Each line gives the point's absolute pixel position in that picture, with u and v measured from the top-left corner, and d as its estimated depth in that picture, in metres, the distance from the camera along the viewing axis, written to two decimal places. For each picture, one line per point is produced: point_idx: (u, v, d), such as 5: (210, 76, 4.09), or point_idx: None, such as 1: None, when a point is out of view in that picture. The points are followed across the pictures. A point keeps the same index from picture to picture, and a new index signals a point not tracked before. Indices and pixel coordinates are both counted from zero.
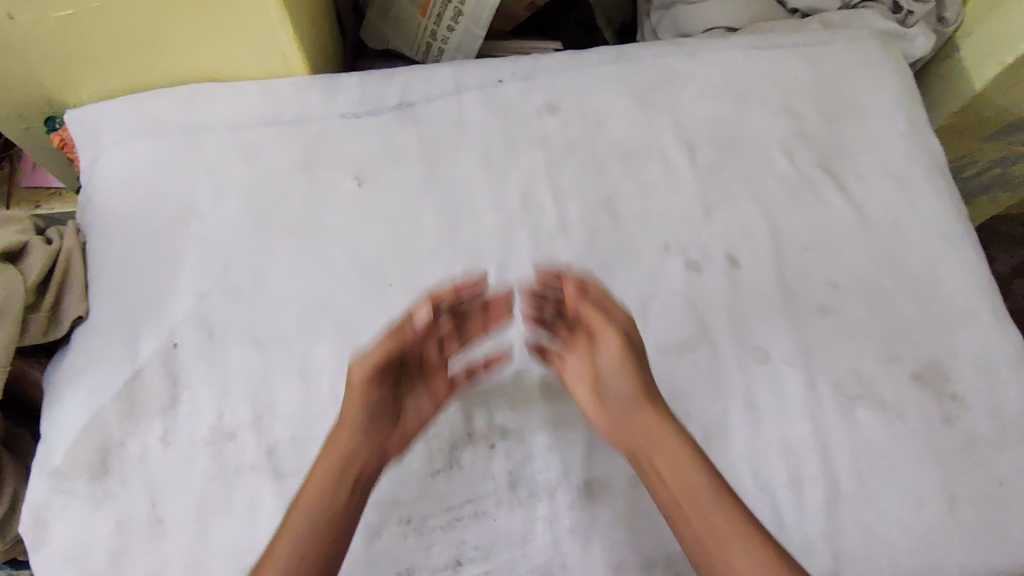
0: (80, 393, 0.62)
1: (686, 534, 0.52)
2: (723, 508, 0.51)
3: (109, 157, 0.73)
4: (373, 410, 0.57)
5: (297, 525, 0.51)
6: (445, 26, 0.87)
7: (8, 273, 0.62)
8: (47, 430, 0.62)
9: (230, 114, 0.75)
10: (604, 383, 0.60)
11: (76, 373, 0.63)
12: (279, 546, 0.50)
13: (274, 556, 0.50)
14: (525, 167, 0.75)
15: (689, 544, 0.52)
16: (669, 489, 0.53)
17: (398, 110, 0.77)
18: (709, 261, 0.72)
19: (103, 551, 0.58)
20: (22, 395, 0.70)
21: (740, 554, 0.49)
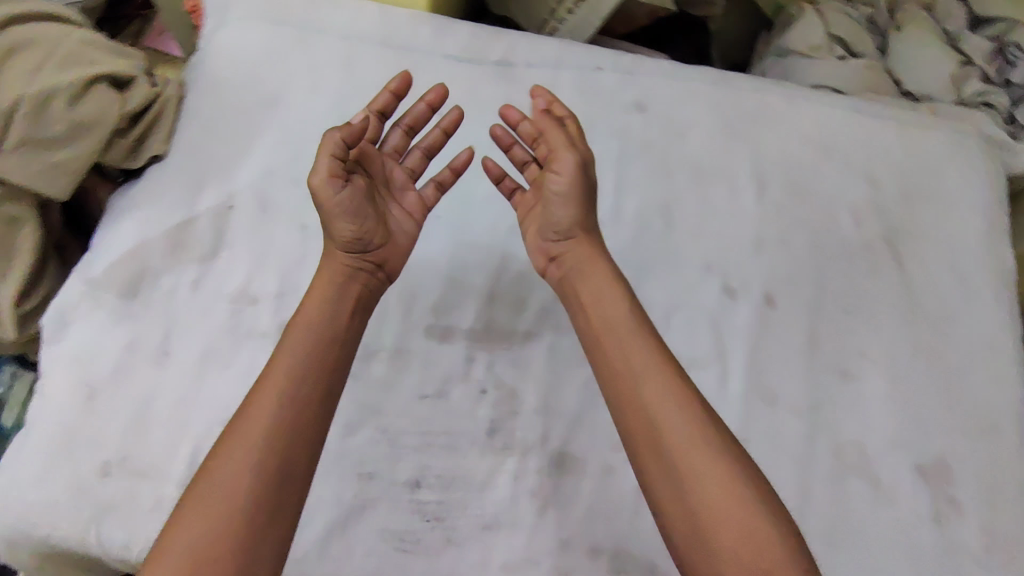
0: (135, 220, 0.67)
1: (656, 458, 0.52)
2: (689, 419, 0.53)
3: (229, 31, 0.78)
4: (348, 274, 0.59)
5: (259, 414, 0.51)
6: (565, 8, 0.89)
7: (107, 99, 0.66)
8: (98, 244, 0.67)
9: (346, 24, 0.79)
10: (546, 203, 0.63)
11: (139, 202, 0.68)
12: (242, 438, 0.50)
13: (231, 448, 0.50)
14: (597, 150, 0.75)
15: (659, 470, 0.52)
16: (646, 406, 0.54)
17: (496, 66, 0.79)
18: (746, 293, 0.71)
19: (105, 363, 0.61)
20: (86, 211, 0.76)
21: (716, 466, 0.50)
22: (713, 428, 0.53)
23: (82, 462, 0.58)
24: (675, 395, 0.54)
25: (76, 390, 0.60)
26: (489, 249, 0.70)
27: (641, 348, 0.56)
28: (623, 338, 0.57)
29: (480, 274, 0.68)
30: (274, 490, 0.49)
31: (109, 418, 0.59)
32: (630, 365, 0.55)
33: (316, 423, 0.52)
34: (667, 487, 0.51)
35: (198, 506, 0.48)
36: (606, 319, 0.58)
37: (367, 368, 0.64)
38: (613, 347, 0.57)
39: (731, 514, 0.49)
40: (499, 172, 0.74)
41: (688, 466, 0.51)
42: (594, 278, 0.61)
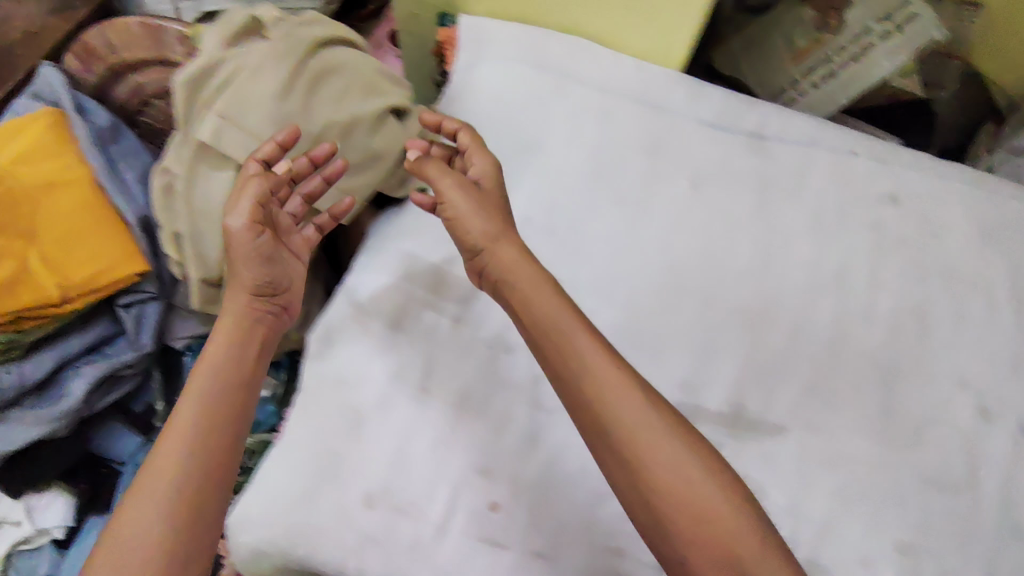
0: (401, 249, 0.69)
1: (625, 469, 0.48)
2: (619, 387, 0.50)
3: (488, 69, 0.79)
4: (256, 317, 0.57)
5: (167, 439, 0.49)
6: (810, 82, 0.87)
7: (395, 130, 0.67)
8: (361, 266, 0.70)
9: (603, 76, 0.80)
10: (457, 222, 0.60)
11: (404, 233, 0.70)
12: (158, 475, 0.47)
13: (145, 485, 0.47)
14: (852, 241, 0.73)
15: (632, 489, 0.48)
16: (565, 369, 0.52)
17: (749, 136, 0.78)
18: (1002, 416, 0.68)
19: (369, 392, 0.63)
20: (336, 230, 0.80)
21: (672, 469, 0.47)
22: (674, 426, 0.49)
23: (347, 489, 0.59)
24: (596, 362, 0.51)
25: (342, 415, 0.62)
26: (739, 331, 0.68)
27: (607, 363, 0.51)
28: (589, 354, 0.52)
29: (731, 357, 0.67)
30: (202, 485, 0.48)
31: (373, 449, 0.60)
32: (574, 358, 0.52)
33: (224, 385, 0.53)
34: (648, 515, 0.47)
35: (113, 546, 0.44)
36: (544, 318, 0.54)
37: None
38: (550, 346, 0.53)
39: (697, 535, 0.46)
40: (752, 248, 0.72)
41: (648, 456, 0.48)
42: (530, 277, 0.56)
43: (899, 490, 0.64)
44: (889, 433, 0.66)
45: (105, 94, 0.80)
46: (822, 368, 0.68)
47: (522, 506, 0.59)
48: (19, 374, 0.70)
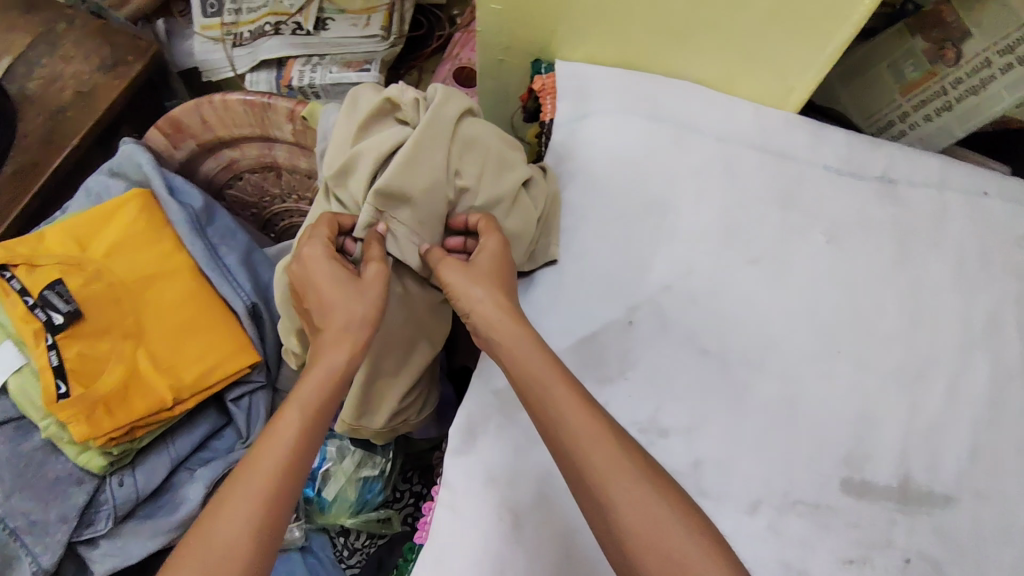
0: None
1: (598, 515, 0.49)
2: (607, 451, 0.49)
3: (600, 124, 0.76)
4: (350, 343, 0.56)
5: (271, 447, 0.50)
6: (922, 114, 0.84)
7: (525, 211, 0.65)
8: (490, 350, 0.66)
9: (721, 124, 0.76)
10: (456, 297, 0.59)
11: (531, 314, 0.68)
12: (248, 473, 0.49)
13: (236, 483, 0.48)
14: (997, 290, 0.70)
15: (614, 549, 0.48)
16: (558, 427, 0.51)
17: (879, 181, 0.74)
18: None
19: (526, 489, 0.60)
20: None
21: (648, 533, 0.46)
22: (627, 464, 0.49)
23: None
24: (587, 428, 0.50)
25: (500, 517, 0.58)
26: (898, 396, 0.65)
27: (591, 418, 0.51)
28: (563, 407, 0.52)
29: (891, 424, 0.64)
30: (269, 514, 0.47)
31: (537, 553, 0.57)
32: (552, 407, 0.52)
33: (318, 422, 0.53)
34: (620, 560, 0.47)
35: (200, 545, 0.46)
36: (526, 372, 0.54)
37: (787, 521, 0.60)
38: (534, 399, 0.53)
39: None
40: (898, 303, 0.68)
41: (605, 487, 0.48)
42: (495, 325, 0.57)
43: None
44: None
45: (194, 169, 0.82)
46: (986, 431, 0.65)
47: None
48: (134, 485, 0.69)
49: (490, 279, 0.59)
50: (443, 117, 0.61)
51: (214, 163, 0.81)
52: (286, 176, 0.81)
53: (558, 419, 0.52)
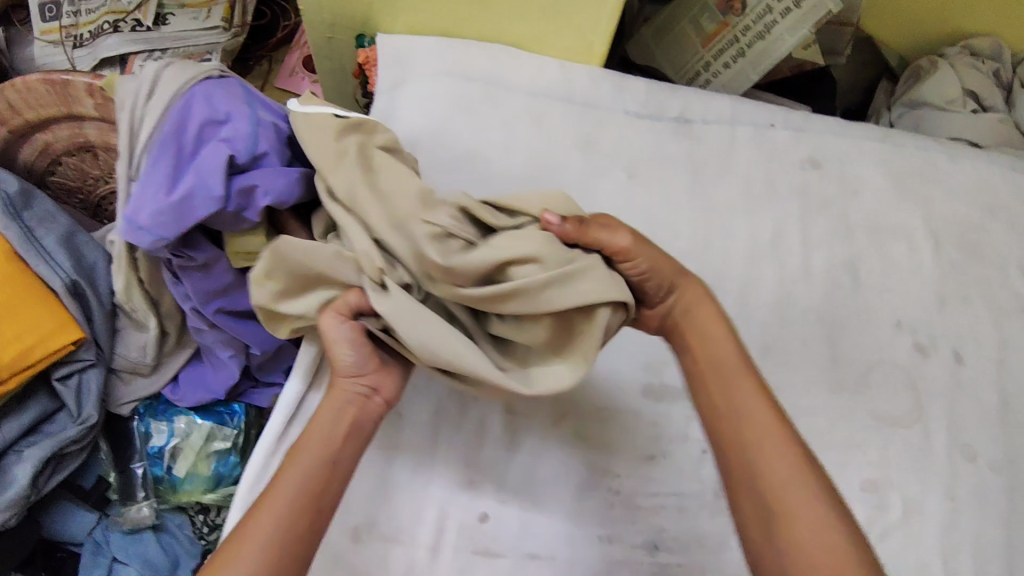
0: None
1: (748, 485, 0.50)
2: (795, 467, 0.49)
3: (415, 85, 0.79)
4: (345, 399, 0.54)
5: (276, 502, 0.48)
6: (722, 62, 0.91)
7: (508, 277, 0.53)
8: None
9: (529, 79, 0.81)
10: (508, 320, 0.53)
11: None
12: (247, 531, 0.46)
13: (236, 541, 0.46)
14: (782, 209, 0.78)
15: (753, 513, 0.49)
16: (752, 439, 0.51)
17: (676, 122, 0.81)
18: (937, 350, 0.73)
19: None
20: None
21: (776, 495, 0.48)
22: (773, 433, 0.50)
23: (331, 527, 0.57)
24: (784, 442, 0.50)
25: None
26: None
27: (768, 411, 0.52)
28: (735, 393, 0.53)
29: None
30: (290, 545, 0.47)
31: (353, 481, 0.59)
32: (743, 420, 0.52)
33: (320, 475, 0.50)
34: (753, 519, 0.49)
35: None
36: (715, 359, 0.54)
37: (593, 427, 0.64)
38: (719, 393, 0.53)
39: (806, 543, 0.46)
40: (692, 229, 0.75)
41: (791, 510, 0.48)
42: (695, 326, 0.56)
43: (859, 434, 0.68)
44: (842, 381, 0.70)
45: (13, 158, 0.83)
46: (773, 332, 0.71)
47: (509, 512, 0.60)
48: None
49: (733, 338, 0.55)
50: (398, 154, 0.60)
51: (30, 150, 0.82)
52: (101, 154, 0.83)
53: (742, 435, 0.51)
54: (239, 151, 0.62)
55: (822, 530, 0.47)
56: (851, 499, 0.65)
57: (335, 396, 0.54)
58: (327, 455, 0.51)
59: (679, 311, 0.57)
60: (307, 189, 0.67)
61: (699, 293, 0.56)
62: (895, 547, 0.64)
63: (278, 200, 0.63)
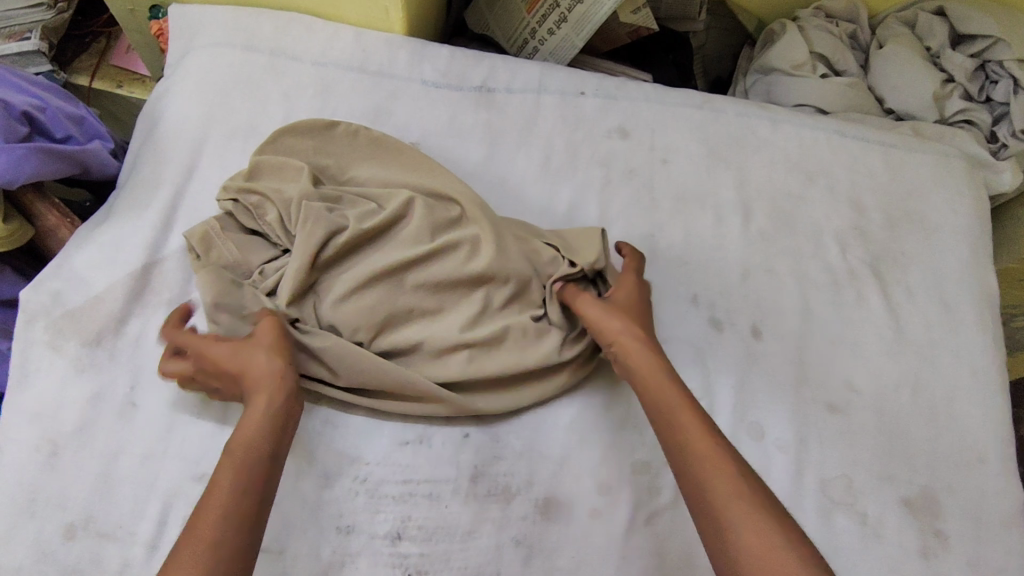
0: (85, 259, 0.64)
1: (693, 499, 0.48)
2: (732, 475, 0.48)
3: (198, 57, 0.75)
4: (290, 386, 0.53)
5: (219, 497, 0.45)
6: (547, 28, 0.87)
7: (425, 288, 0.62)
8: (42, 278, 0.63)
9: (320, 49, 0.77)
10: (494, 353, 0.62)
11: (91, 236, 0.65)
12: (198, 530, 0.44)
13: (186, 544, 0.43)
14: (581, 181, 0.75)
15: (709, 529, 0.47)
16: (688, 454, 0.50)
17: (477, 91, 0.77)
18: (732, 325, 0.70)
19: (72, 415, 0.58)
20: (39, 244, 0.70)
21: (722, 501, 0.47)
22: (717, 449, 0.49)
23: (45, 524, 0.55)
24: (715, 454, 0.49)
25: (37, 448, 0.57)
26: None
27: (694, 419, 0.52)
28: (674, 415, 0.52)
29: None
30: (238, 543, 0.44)
31: (73, 476, 0.56)
32: (676, 436, 0.51)
33: (259, 460, 0.48)
34: (711, 532, 0.46)
35: None
36: (655, 383, 0.55)
37: (346, 414, 0.62)
38: (660, 416, 0.53)
39: (751, 544, 0.44)
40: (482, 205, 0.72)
41: (731, 520, 0.46)
42: (641, 362, 0.57)
43: (637, 414, 0.65)
44: None
45: None
46: None
47: None
48: None
49: (668, 366, 0.56)
50: (312, 157, 0.69)
51: None
52: None
53: (680, 452, 0.50)
54: None
55: (763, 530, 0.44)
56: (622, 481, 0.62)
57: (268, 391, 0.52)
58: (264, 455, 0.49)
59: (620, 351, 0.58)
60: (46, 167, 0.64)
61: (631, 332, 0.58)
62: (662, 532, 0.60)
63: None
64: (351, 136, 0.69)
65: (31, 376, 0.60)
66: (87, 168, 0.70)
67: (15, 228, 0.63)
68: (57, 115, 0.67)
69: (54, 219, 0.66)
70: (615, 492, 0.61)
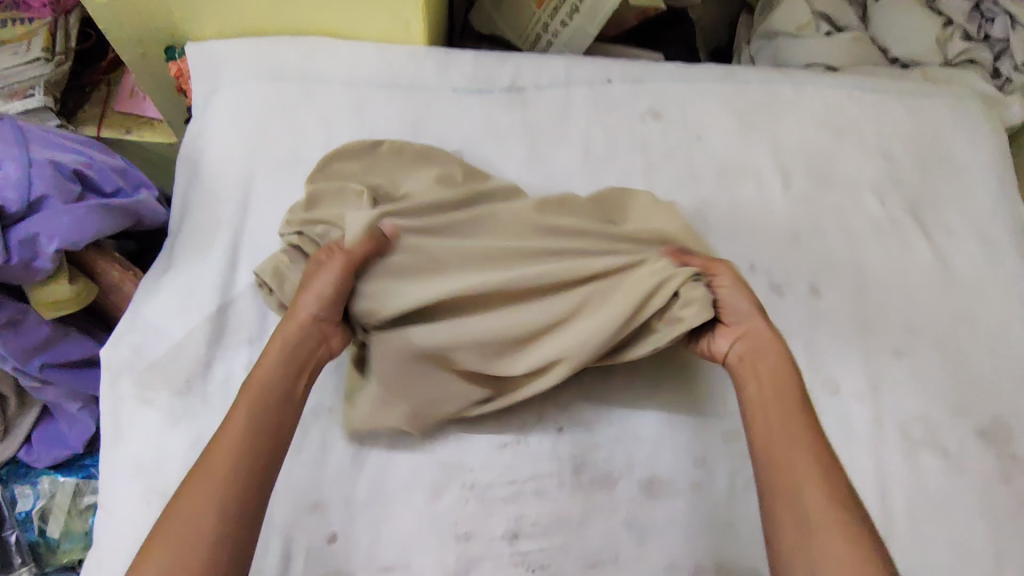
0: (157, 309, 0.64)
1: (786, 494, 0.50)
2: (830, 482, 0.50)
3: (229, 94, 0.75)
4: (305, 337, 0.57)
5: (227, 443, 0.50)
6: (559, 20, 0.88)
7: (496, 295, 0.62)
8: (118, 334, 0.63)
9: (348, 69, 0.77)
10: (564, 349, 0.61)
11: (157, 285, 0.65)
12: (206, 474, 0.48)
13: (193, 489, 0.48)
14: (623, 166, 0.76)
15: (792, 526, 0.49)
16: (790, 451, 0.52)
17: (507, 92, 0.78)
18: (792, 287, 0.72)
19: (175, 466, 0.58)
20: (100, 302, 0.70)
21: (817, 506, 0.49)
22: (822, 459, 0.51)
23: None
24: (820, 460, 0.51)
25: (148, 501, 0.57)
26: None
27: (801, 422, 0.54)
28: (788, 415, 0.54)
29: None
30: (230, 494, 0.48)
31: None
32: (786, 432, 0.53)
33: (266, 411, 0.53)
34: (792, 524, 0.49)
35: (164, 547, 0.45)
36: (775, 382, 0.56)
37: (441, 426, 0.63)
38: (775, 411, 0.55)
39: (836, 552, 0.46)
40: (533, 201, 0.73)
41: (824, 525, 0.48)
42: (771, 358, 0.58)
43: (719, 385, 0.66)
44: None
45: None
46: None
47: (358, 528, 0.58)
48: None
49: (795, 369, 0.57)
50: (363, 177, 0.69)
51: None
52: None
53: (779, 449, 0.52)
54: (9, 199, 0.58)
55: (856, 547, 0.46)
56: (716, 451, 0.64)
57: (285, 332, 0.57)
58: (277, 397, 0.54)
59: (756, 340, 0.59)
60: (104, 223, 0.63)
61: (765, 327, 0.60)
62: None
63: (65, 241, 0.60)
64: (395, 151, 0.70)
65: (128, 433, 0.60)
66: (139, 219, 0.69)
67: (81, 288, 0.63)
68: (104, 169, 0.67)
69: (117, 274, 0.66)
70: (711, 463, 0.63)
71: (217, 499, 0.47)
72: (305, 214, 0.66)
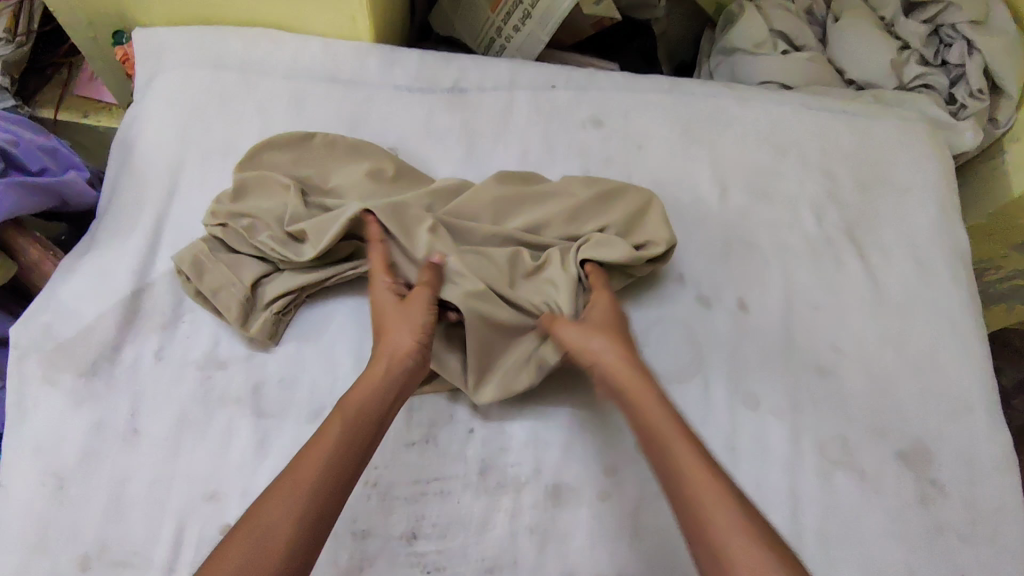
0: (73, 290, 0.64)
1: (692, 525, 0.48)
2: (724, 498, 0.48)
3: (167, 79, 0.75)
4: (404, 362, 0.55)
5: (328, 441, 0.50)
6: (512, 25, 0.88)
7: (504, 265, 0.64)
8: (30, 313, 0.63)
9: (290, 62, 0.77)
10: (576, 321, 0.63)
11: (76, 267, 0.65)
12: (304, 473, 0.48)
13: (286, 486, 0.47)
14: (560, 171, 0.76)
15: (706, 559, 0.46)
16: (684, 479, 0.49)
17: (449, 92, 0.78)
18: (719, 300, 0.72)
19: (74, 447, 0.58)
20: (21, 280, 0.70)
21: (725, 529, 0.46)
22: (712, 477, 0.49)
23: (59, 556, 0.54)
24: (715, 482, 0.48)
25: (42, 482, 0.57)
26: None
27: (689, 449, 0.51)
28: (667, 445, 0.51)
29: None
30: (322, 494, 0.47)
31: (81, 507, 0.56)
32: (671, 462, 0.51)
33: (366, 418, 0.52)
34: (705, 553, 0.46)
35: (251, 535, 0.45)
36: (645, 405, 0.54)
37: None
38: (655, 448, 0.52)
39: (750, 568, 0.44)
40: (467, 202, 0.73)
41: (733, 548, 0.45)
42: (635, 389, 0.55)
43: None
44: None
45: None
46: None
47: None
48: None
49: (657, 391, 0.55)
50: (292, 169, 0.69)
51: None
52: None
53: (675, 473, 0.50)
54: None
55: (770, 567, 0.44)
56: (627, 461, 0.63)
57: (393, 355, 0.55)
58: (376, 412, 0.52)
59: (600, 372, 0.58)
60: (24, 202, 0.63)
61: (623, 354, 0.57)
62: (671, 506, 0.61)
63: None
64: (324, 145, 0.69)
65: (29, 411, 0.59)
66: (65, 200, 0.69)
67: None
68: (31, 149, 0.67)
69: (37, 254, 0.66)
70: (621, 473, 0.62)
71: (306, 498, 0.47)
72: (232, 205, 0.66)
